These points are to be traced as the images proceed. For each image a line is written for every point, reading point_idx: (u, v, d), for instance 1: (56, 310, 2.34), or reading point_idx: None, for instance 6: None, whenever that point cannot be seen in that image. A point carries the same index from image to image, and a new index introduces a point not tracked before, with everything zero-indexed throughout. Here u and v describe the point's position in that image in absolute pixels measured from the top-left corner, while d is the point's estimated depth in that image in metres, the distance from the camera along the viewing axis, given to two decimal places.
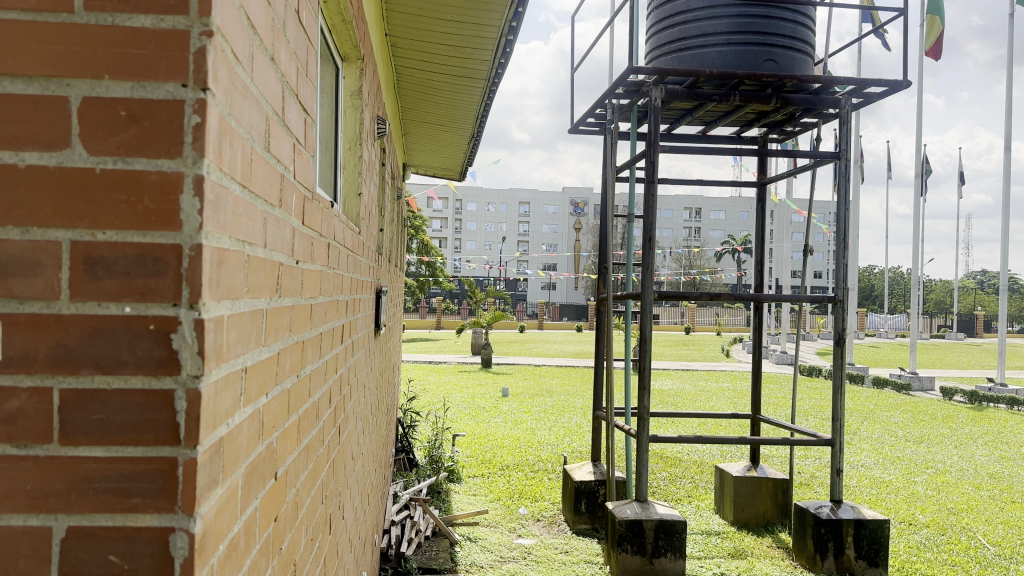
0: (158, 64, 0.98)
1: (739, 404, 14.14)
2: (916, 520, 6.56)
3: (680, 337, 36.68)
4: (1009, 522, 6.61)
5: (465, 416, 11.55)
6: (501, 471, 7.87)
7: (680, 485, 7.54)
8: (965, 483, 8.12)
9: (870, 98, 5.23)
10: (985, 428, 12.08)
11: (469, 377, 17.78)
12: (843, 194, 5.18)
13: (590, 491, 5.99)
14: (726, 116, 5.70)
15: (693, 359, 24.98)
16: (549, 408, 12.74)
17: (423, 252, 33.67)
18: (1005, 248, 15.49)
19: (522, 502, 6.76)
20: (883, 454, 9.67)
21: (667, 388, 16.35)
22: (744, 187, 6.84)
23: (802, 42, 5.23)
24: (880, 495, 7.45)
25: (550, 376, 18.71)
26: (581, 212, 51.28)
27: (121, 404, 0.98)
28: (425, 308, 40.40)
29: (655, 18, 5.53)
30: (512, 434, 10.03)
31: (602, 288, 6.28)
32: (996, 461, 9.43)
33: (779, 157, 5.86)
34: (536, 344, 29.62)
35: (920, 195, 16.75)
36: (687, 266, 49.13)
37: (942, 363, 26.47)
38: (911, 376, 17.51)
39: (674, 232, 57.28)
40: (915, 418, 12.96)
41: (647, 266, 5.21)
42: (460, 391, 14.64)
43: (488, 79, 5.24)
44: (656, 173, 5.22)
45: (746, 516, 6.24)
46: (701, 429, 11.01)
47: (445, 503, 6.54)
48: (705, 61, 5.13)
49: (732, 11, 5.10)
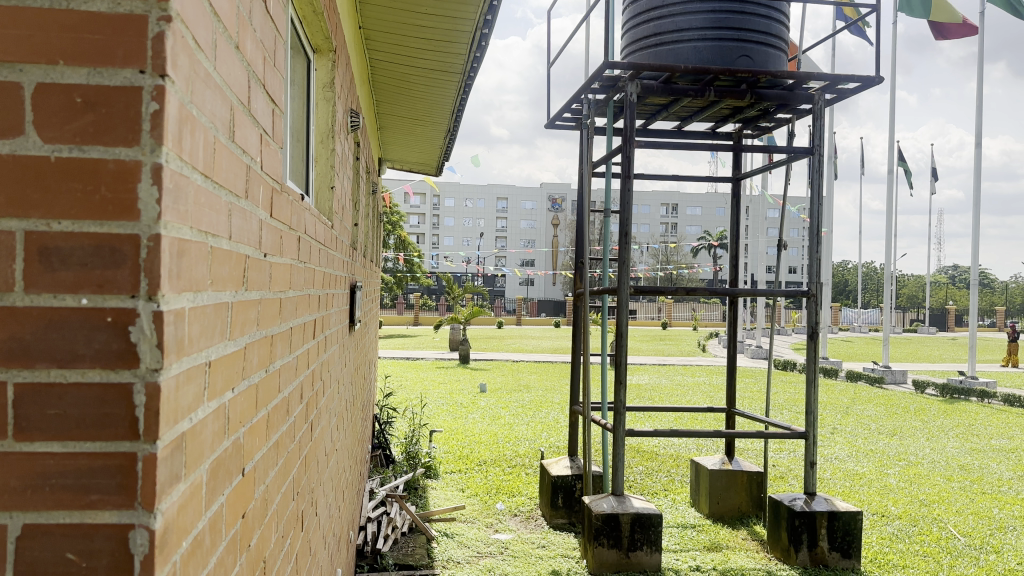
0: (115, 49, 0.96)
1: (714, 398, 14.28)
2: (889, 511, 6.65)
3: (657, 332, 36.88)
4: (979, 512, 6.73)
5: (443, 411, 11.53)
6: (478, 467, 7.85)
7: (657, 478, 7.59)
8: (937, 475, 8.27)
9: (843, 94, 5.28)
10: (957, 420, 12.29)
11: (446, 373, 17.66)
12: (817, 188, 5.21)
13: (567, 486, 6.01)
14: (700, 111, 5.72)
15: (670, 354, 25.15)
16: (527, 404, 12.70)
17: (400, 248, 33.40)
18: (977, 243, 15.76)
19: (499, 497, 6.76)
20: (856, 446, 9.81)
21: (644, 383, 16.47)
22: (719, 182, 6.88)
23: (776, 38, 5.26)
24: (853, 487, 7.55)
25: (528, 371, 18.74)
26: (559, 208, 51.40)
27: (79, 398, 0.95)
28: (402, 304, 40.32)
29: (630, 13, 5.54)
30: (490, 429, 10.03)
31: (579, 283, 6.25)
32: (967, 453, 9.60)
33: (753, 152, 5.90)
34: (514, 340, 29.69)
35: (893, 191, 16.99)
36: (664, 261, 49.45)
37: (915, 356, 26.90)
38: (884, 369, 17.78)
39: (651, 228, 57.58)
40: (888, 412, 13.12)
41: (623, 261, 5.22)
42: (437, 386, 14.63)
43: (463, 72, 5.21)
44: (632, 167, 5.22)
45: (721, 509, 6.29)
46: (678, 423, 11.10)
47: (421, 499, 6.52)
48: (680, 57, 5.14)
49: (706, 7, 5.13)
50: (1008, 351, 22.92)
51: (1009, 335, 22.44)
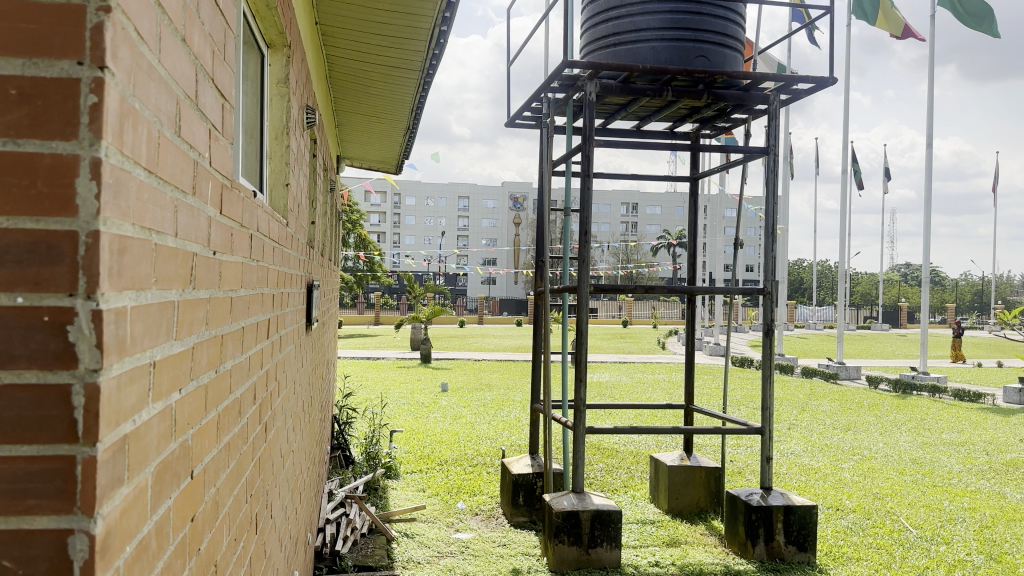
0: (52, 39, 0.92)
1: (674, 395, 14.43)
2: (842, 505, 6.79)
3: (619, 331, 37.15)
4: (930, 505, 6.91)
5: (404, 411, 11.45)
6: (439, 467, 7.82)
7: (617, 475, 7.64)
8: (889, 468, 8.48)
9: (798, 95, 5.37)
10: (908, 415, 12.62)
11: (407, 373, 17.55)
12: (772, 188, 5.30)
13: (528, 484, 6.03)
14: (659, 111, 5.78)
15: (631, 352, 25.36)
16: (489, 403, 12.70)
17: (361, 247, 33.12)
18: (927, 241, 16.21)
19: (460, 497, 6.74)
20: (811, 441, 10.00)
21: (606, 381, 16.58)
22: (678, 181, 6.95)
23: (733, 39, 5.32)
24: (808, 482, 7.70)
25: (490, 370, 18.71)
26: (520, 207, 51.47)
27: (14, 401, 0.92)
28: (363, 304, 39.98)
29: (588, 13, 5.56)
30: (451, 429, 10.00)
31: (539, 281, 6.25)
32: (918, 446, 9.86)
33: (710, 151, 5.97)
34: (477, 339, 29.62)
35: (847, 190, 17.36)
36: (625, 260, 49.90)
37: (869, 353, 27.56)
38: (838, 365, 18.18)
39: (612, 227, 58.00)
40: (842, 407, 13.41)
41: (584, 259, 5.24)
42: (399, 386, 14.53)
43: (422, 69, 5.18)
44: (592, 167, 5.25)
45: (679, 504, 6.36)
46: (638, 420, 11.21)
47: (382, 500, 6.47)
48: (638, 57, 5.18)
49: (664, 8, 5.18)
50: (956, 347, 23.64)
51: (956, 331, 23.14)
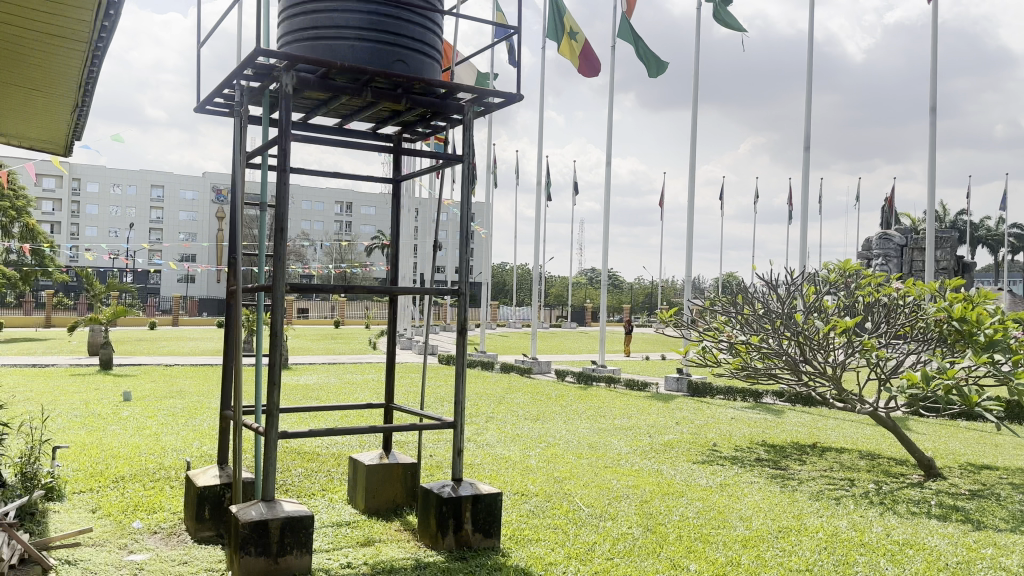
0: None
1: (380, 394, 14.56)
2: (528, 490, 7.35)
3: (329, 331, 36.61)
4: (601, 484, 7.77)
5: (73, 425, 10.10)
6: (113, 484, 7.01)
7: (315, 479, 7.48)
8: (570, 453, 9.38)
9: (490, 107, 5.67)
10: (588, 404, 14.11)
11: (81, 381, 15.51)
12: (465, 193, 5.54)
13: (216, 496, 5.64)
14: (360, 111, 5.76)
15: (339, 352, 25.12)
16: (179, 411, 11.71)
17: (26, 238, 28.62)
18: (607, 248, 18.31)
19: (136, 516, 6.10)
20: (505, 432, 10.72)
21: (311, 382, 16.20)
22: (381, 182, 6.99)
23: (430, 46, 5.48)
24: (499, 471, 8.22)
25: (183, 376, 17.27)
26: (225, 201, 48.39)
27: None
28: (28, 304, 34.59)
29: (286, 3, 5.36)
30: (131, 442, 9.02)
31: (232, 279, 5.89)
32: (594, 432, 11.05)
33: (411, 155, 6.08)
34: (170, 342, 27.20)
35: (542, 200, 18.96)
36: (338, 259, 49.31)
37: (559, 349, 30.35)
38: (532, 360, 19.79)
39: (324, 226, 56.98)
40: (534, 399, 14.59)
41: (278, 257, 5.04)
42: (69, 397, 12.78)
43: (89, 40, 4.59)
44: (288, 162, 5.07)
45: (376, 503, 6.41)
46: (342, 421, 11.10)
47: (37, 526, 5.63)
48: (338, 54, 5.12)
49: (363, 8, 5.17)
50: (628, 342, 27.03)
51: (628, 328, 26.45)
